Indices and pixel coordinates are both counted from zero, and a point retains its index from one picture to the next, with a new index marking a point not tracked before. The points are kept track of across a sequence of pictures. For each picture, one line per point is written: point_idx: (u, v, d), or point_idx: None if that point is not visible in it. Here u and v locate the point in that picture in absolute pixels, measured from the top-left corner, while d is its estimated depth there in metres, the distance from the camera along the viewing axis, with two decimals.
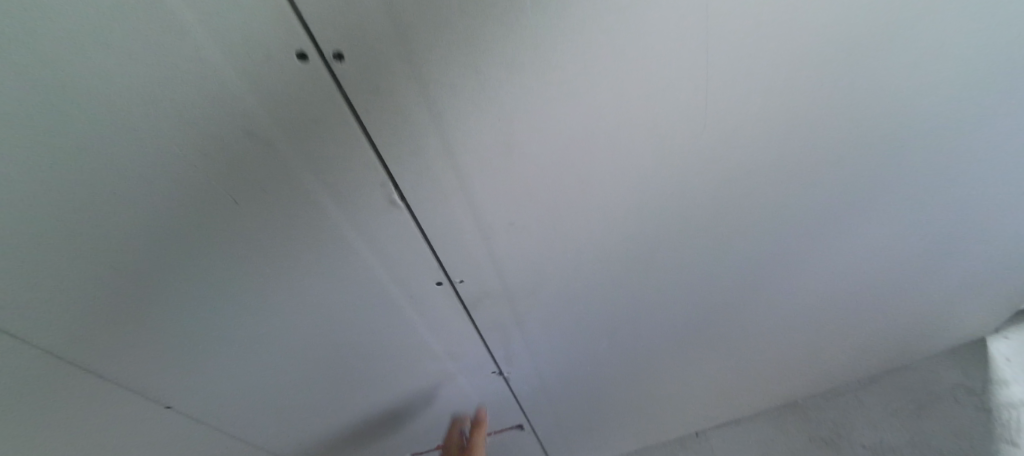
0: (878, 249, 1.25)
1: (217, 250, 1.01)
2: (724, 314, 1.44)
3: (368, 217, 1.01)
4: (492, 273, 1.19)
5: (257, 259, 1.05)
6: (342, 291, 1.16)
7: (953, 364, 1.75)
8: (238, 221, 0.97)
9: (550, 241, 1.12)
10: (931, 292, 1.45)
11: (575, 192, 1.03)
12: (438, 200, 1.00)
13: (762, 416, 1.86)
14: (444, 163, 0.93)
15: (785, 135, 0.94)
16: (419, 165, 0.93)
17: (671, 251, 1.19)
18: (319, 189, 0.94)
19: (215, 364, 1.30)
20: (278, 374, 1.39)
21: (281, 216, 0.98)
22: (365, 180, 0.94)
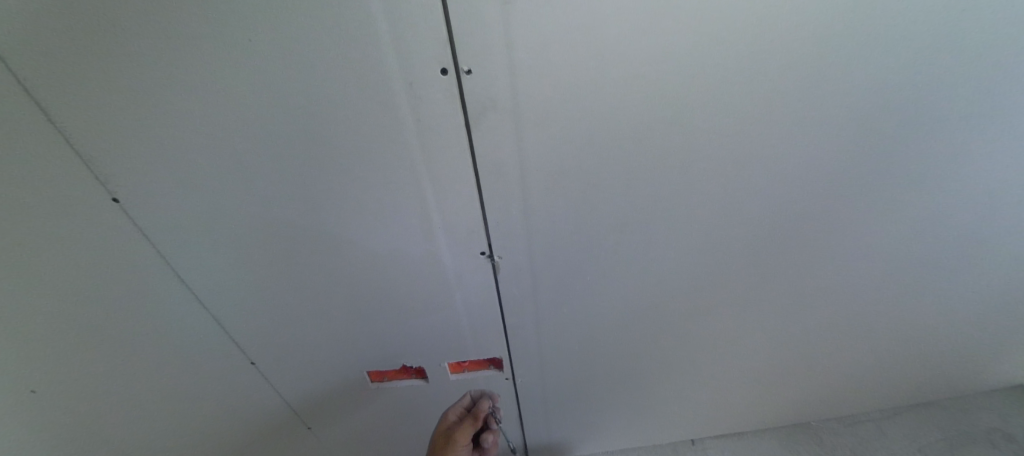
0: (927, 266, 1.13)
1: (221, 161, 0.75)
2: (766, 320, 1.24)
3: (368, 100, 0.68)
4: (520, 226, 0.87)
5: (198, 134, 0.71)
6: (310, 214, 0.83)
7: (990, 407, 1.66)
8: (253, 124, 0.71)
9: (609, 211, 0.88)
10: (962, 320, 1.34)
11: (658, 158, 0.80)
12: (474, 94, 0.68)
13: (769, 434, 1.66)
14: (518, 98, 0.69)
15: (871, 129, 0.81)
16: (501, 95, 0.68)
17: (727, 243, 0.99)
18: (367, 103, 0.69)
19: (195, 325, 1.01)
20: (209, 329, 1.02)
21: (310, 135, 0.72)
22: (435, 101, 0.68)
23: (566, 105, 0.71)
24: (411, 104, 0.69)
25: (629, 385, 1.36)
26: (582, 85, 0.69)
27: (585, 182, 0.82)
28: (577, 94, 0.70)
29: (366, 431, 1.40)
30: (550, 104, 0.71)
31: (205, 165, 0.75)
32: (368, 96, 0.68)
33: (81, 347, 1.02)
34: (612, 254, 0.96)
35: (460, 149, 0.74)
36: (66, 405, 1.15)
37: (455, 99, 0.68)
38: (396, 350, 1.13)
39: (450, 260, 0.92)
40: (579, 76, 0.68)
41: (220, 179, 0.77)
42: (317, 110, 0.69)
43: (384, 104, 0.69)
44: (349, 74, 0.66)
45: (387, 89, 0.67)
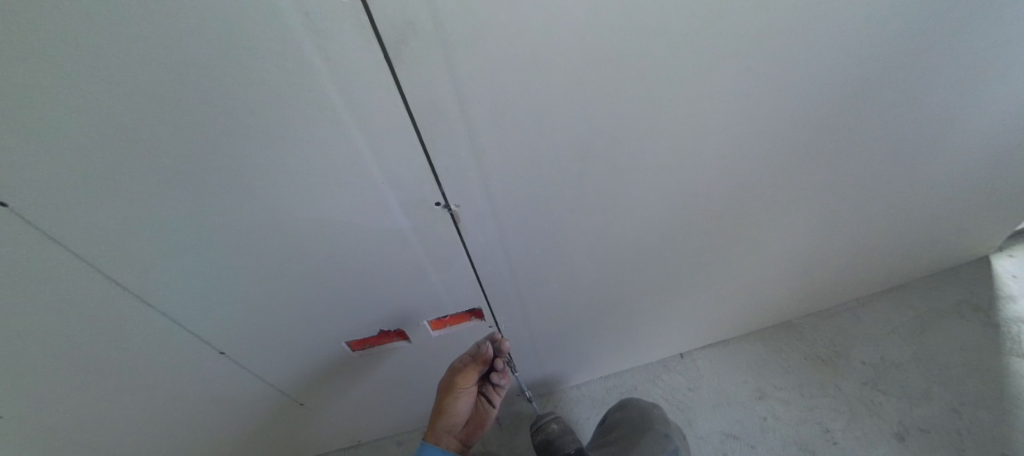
0: (891, 147, 1.12)
1: (109, 140, 0.64)
2: (740, 227, 1.23)
3: (263, 45, 0.58)
4: (471, 170, 0.79)
5: (69, 110, 0.60)
6: (232, 188, 0.74)
7: (955, 283, 1.75)
8: (133, 89, 0.59)
9: (566, 139, 0.81)
10: (926, 199, 1.36)
11: (611, 70, 0.72)
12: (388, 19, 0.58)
13: (754, 337, 1.71)
14: (439, 18, 0.59)
15: (832, 9, 0.75)
16: (418, 17, 0.58)
17: (695, 154, 0.94)
18: (261, 47, 0.58)
19: (146, 321, 0.94)
20: (163, 323, 0.96)
21: (204, 94, 0.61)
22: (342, 34, 0.58)
23: (499, 19, 0.61)
24: (314, 40, 0.58)
25: (613, 312, 1.36)
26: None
27: (535, 108, 0.74)
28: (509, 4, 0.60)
29: (358, 398, 1.39)
30: (480, 21, 0.61)
31: (91, 146, 0.64)
32: (260, 37, 0.57)
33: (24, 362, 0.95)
34: (576, 184, 0.90)
35: (387, 88, 0.65)
36: (32, 421, 1.09)
37: (366, 28, 0.58)
38: (370, 314, 1.08)
39: (403, 215, 0.85)
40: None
41: (116, 162, 0.66)
42: (204, 64, 0.58)
43: (282, 45, 0.58)
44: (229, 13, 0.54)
45: (281, 26, 0.56)
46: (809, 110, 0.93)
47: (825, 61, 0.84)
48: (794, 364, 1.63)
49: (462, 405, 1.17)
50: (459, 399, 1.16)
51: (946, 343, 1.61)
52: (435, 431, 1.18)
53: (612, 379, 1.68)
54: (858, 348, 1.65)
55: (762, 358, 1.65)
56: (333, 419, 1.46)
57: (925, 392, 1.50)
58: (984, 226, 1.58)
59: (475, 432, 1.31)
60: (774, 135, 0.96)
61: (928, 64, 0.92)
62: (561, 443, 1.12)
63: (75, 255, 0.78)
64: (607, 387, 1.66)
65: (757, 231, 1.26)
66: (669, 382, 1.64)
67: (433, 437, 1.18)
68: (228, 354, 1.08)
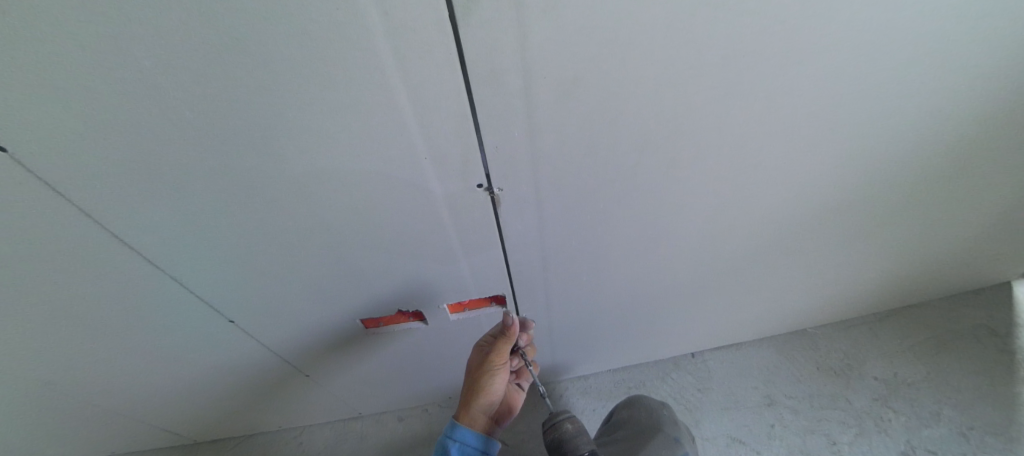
0: (946, 163, 1.07)
1: (132, 85, 0.56)
2: (779, 234, 1.18)
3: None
4: (521, 153, 0.72)
5: (85, 47, 0.52)
6: (259, 150, 0.66)
7: (974, 306, 1.71)
8: (160, 28, 0.51)
9: (627, 130, 0.74)
10: (968, 220, 1.31)
11: (692, 54, 0.65)
12: None
13: (767, 342, 1.69)
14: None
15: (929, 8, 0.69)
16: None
17: (752, 155, 0.88)
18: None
19: (158, 281, 0.89)
20: (172, 284, 0.90)
21: (238, 43, 0.53)
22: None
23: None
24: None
25: (633, 309, 1.32)
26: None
27: (602, 92, 0.66)
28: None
29: (365, 372, 1.35)
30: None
31: (111, 90, 0.57)
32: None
33: (23, 312, 0.89)
34: (629, 178, 0.83)
35: (446, 54, 0.57)
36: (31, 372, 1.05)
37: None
38: (389, 292, 1.03)
39: (442, 196, 0.78)
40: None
41: (139, 110, 0.59)
42: (242, 5, 0.50)
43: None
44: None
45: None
46: (879, 114, 0.88)
47: (910, 65, 0.78)
48: (805, 373, 1.61)
49: (498, 383, 1.12)
50: (496, 376, 1.10)
51: (960, 365, 1.59)
52: (472, 411, 1.09)
53: (621, 373, 1.65)
54: (871, 363, 1.62)
55: (773, 365, 1.63)
56: (337, 391, 1.43)
57: (935, 413, 1.49)
58: (1017, 253, 1.53)
59: (504, 416, 1.24)
60: (835, 139, 0.91)
61: (1014, 77, 0.86)
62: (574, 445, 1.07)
63: (85, 208, 0.72)
64: (615, 380, 1.64)
65: (795, 238, 1.22)
66: (678, 381, 1.62)
67: (469, 418, 1.09)
68: (240, 320, 1.04)
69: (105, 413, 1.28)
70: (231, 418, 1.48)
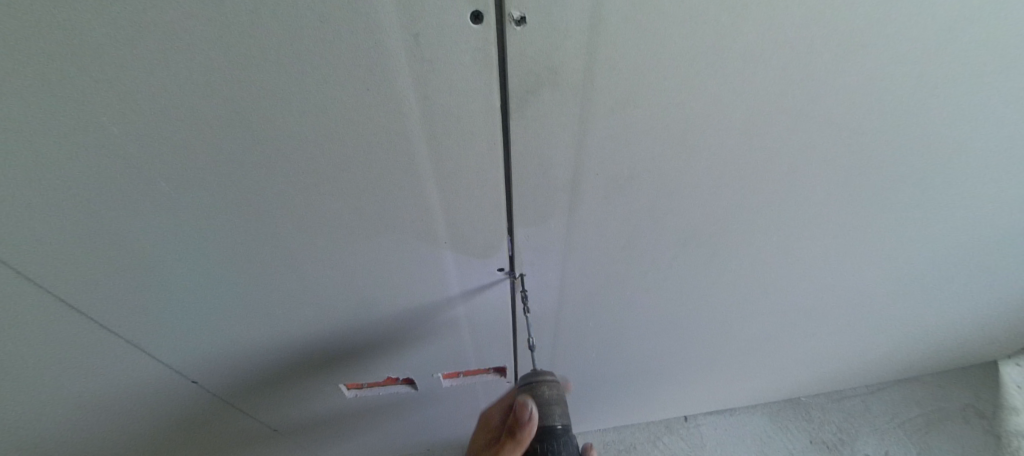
0: (972, 263, 1.03)
1: (101, 164, 0.45)
2: (798, 319, 1.11)
3: (346, 76, 0.40)
4: (555, 242, 0.63)
5: (44, 126, 0.41)
6: (250, 224, 0.55)
7: (968, 384, 1.67)
8: (143, 104, 0.40)
9: (673, 226, 0.66)
10: (973, 311, 1.29)
11: (757, 158, 0.58)
12: (525, 74, 0.41)
13: (760, 409, 1.64)
14: (591, 69, 0.42)
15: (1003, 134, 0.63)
16: (568, 62, 0.41)
17: (789, 251, 0.82)
18: (338, 67, 0.39)
19: (94, 359, 0.72)
20: (120, 365, 0.74)
21: (238, 115, 0.42)
22: (460, 67, 0.40)
23: (665, 82, 0.45)
24: (417, 71, 0.40)
25: (635, 381, 1.23)
26: (695, 50, 0.43)
27: (656, 190, 0.58)
28: (686, 65, 0.44)
29: (341, 431, 1.21)
30: (640, 84, 0.45)
31: (60, 157, 0.43)
32: (338, 54, 0.38)
33: None
34: (662, 268, 0.75)
35: (491, 142, 0.48)
36: None
37: (494, 63, 0.40)
38: (375, 366, 0.89)
39: (456, 280, 0.67)
40: (695, 39, 0.42)
41: (108, 189, 0.48)
42: (248, 76, 0.39)
43: (369, 71, 0.40)
44: (305, 16, 0.35)
45: (378, 46, 0.38)
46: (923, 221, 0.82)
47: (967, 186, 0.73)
48: (799, 446, 1.56)
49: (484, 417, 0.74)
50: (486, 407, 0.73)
51: (947, 445, 1.57)
52: None
53: (611, 432, 1.57)
54: (863, 439, 1.59)
55: (767, 435, 1.58)
56: (305, 446, 1.28)
57: None
58: (1013, 339, 1.51)
59: None
60: (876, 239, 0.85)
61: None
62: (544, 416, 0.54)
63: (3, 286, 0.56)
64: (606, 441, 1.55)
65: (812, 321, 1.15)
66: (670, 447, 1.54)
67: None
68: (196, 390, 0.88)
69: None
70: None
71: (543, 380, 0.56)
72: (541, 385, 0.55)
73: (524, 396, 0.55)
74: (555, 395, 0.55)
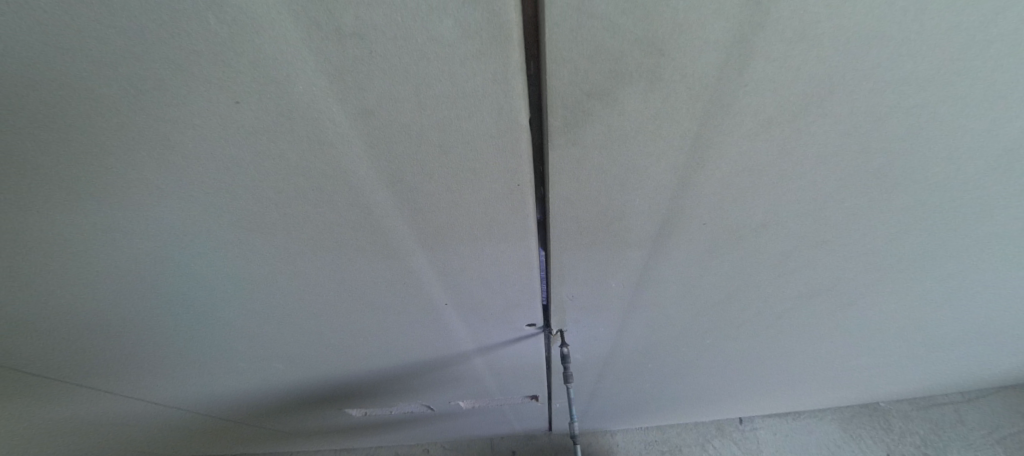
0: None
1: None
2: (923, 364, 0.84)
3: (189, 76, 0.19)
4: (612, 300, 0.41)
5: None
6: (153, 290, 0.36)
7: None
8: None
9: (802, 280, 0.42)
10: None
11: (1006, 192, 0.31)
12: (587, 57, 0.18)
13: (830, 413, 1.43)
14: (747, 42, 0.18)
15: None
16: (694, 29, 0.17)
17: (973, 301, 0.53)
18: (162, 53, 0.18)
19: (40, 395, 0.60)
20: (80, 399, 0.63)
21: (30, 150, 0.23)
22: (434, 48, 0.17)
23: (905, 65, 0.20)
24: (337, 59, 0.18)
25: (692, 402, 1.03)
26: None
27: (798, 241, 0.34)
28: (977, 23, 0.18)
29: (358, 432, 1.11)
30: (849, 71, 0.20)
31: None
32: (148, 16, 0.16)
33: None
34: (765, 319, 0.52)
35: (511, 187, 0.25)
36: None
37: (513, 37, 0.17)
38: (379, 400, 0.74)
39: (467, 336, 0.48)
40: None
41: None
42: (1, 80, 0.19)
43: (232, 61, 0.18)
44: None
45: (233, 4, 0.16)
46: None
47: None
48: None
49: None
50: None
51: None
52: None
53: (654, 432, 1.41)
54: (952, 455, 1.36)
55: (836, 444, 1.37)
56: (323, 439, 1.20)
57: None
58: None
59: None
60: None
61: None
62: None
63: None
64: (647, 440, 1.40)
65: (949, 363, 0.85)
66: (720, 451, 1.37)
67: None
68: (179, 414, 0.76)
69: None
70: (203, 453, 1.27)
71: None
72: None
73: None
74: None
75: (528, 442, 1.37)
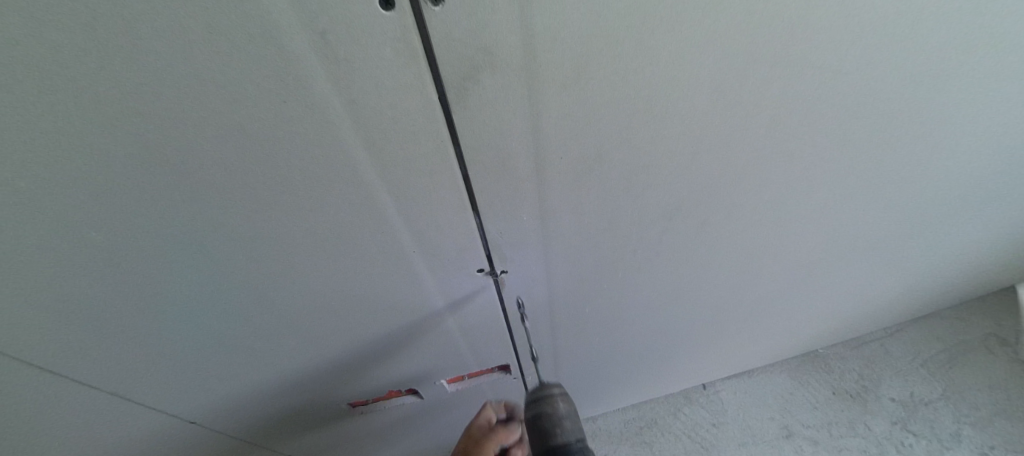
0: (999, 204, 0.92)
1: (57, 229, 0.44)
2: (811, 285, 1.05)
3: (258, 91, 0.36)
4: (529, 234, 0.59)
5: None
6: (212, 259, 0.53)
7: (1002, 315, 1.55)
8: (82, 169, 0.39)
9: (655, 203, 0.61)
10: (1000, 249, 1.20)
11: (738, 119, 0.52)
12: (457, 60, 0.37)
13: (779, 366, 1.61)
14: (530, 44, 0.37)
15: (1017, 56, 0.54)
16: (502, 41, 0.36)
17: (795, 212, 0.74)
18: (247, 83, 0.35)
19: (81, 416, 0.71)
20: (119, 415, 0.73)
21: (162, 154, 0.40)
22: (382, 63, 0.36)
23: (618, 47, 0.40)
24: (335, 74, 0.36)
25: (647, 359, 1.19)
26: (646, 4, 0.37)
27: (631, 166, 0.53)
28: (639, 24, 0.38)
29: (359, 447, 1.20)
30: (590, 52, 0.39)
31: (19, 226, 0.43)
32: (243, 66, 0.34)
33: None
34: (653, 246, 0.71)
35: (438, 141, 0.44)
36: None
37: (420, 54, 0.36)
38: (375, 383, 0.87)
39: (435, 285, 0.64)
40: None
41: (72, 252, 0.47)
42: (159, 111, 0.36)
43: (280, 81, 0.36)
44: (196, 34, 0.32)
45: (282, 51, 0.34)
46: (957, 163, 0.72)
47: (1005, 110, 0.62)
48: (821, 399, 1.53)
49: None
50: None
51: (981, 380, 1.49)
52: None
53: (631, 411, 1.55)
54: (887, 383, 1.55)
55: (788, 393, 1.55)
56: None
57: (954, 434, 1.43)
58: None
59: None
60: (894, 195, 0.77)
61: None
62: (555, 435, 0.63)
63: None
64: (626, 419, 1.53)
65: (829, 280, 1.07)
66: (691, 417, 1.52)
67: None
68: (196, 433, 0.86)
69: None
70: None
71: (551, 397, 0.65)
72: (551, 402, 0.65)
73: (536, 414, 0.65)
74: (563, 410, 0.65)
75: None
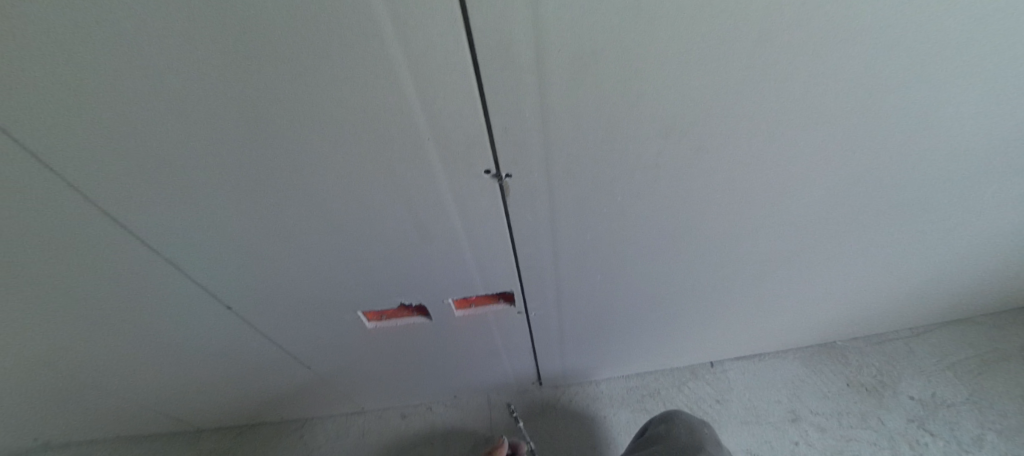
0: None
1: (146, 82, 0.55)
2: (819, 251, 1.06)
3: None
4: (531, 135, 0.66)
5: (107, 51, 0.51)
6: (261, 132, 0.62)
7: None
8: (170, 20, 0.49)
9: (650, 120, 0.67)
10: None
11: (728, 31, 0.56)
12: None
13: (793, 353, 1.59)
14: None
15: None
16: None
17: (794, 154, 0.77)
18: None
19: (151, 275, 0.85)
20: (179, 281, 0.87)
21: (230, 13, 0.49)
22: None
23: None
24: None
25: (651, 316, 1.23)
26: None
27: (625, 71, 0.59)
28: None
29: (373, 371, 1.31)
30: None
31: (119, 74, 0.53)
32: None
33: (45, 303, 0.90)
34: (650, 171, 0.76)
35: (452, 20, 0.51)
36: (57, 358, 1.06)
37: None
38: (390, 290, 0.96)
39: (447, 183, 0.72)
40: None
41: (156, 108, 0.58)
42: None
43: None
44: None
45: None
46: (964, 113, 0.72)
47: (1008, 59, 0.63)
48: (833, 389, 1.51)
49: None
50: None
51: (1012, 390, 1.42)
52: None
53: (635, 380, 1.58)
54: (907, 382, 1.50)
55: (799, 379, 1.53)
56: (342, 391, 1.42)
57: (976, 439, 1.36)
58: None
59: None
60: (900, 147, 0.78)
61: None
62: None
63: (49, 196, 0.67)
64: (629, 387, 1.56)
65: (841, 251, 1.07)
66: (695, 391, 1.53)
67: None
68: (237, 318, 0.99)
69: (122, 401, 1.28)
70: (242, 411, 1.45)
71: None
72: None
73: None
74: None
75: (521, 395, 1.57)
